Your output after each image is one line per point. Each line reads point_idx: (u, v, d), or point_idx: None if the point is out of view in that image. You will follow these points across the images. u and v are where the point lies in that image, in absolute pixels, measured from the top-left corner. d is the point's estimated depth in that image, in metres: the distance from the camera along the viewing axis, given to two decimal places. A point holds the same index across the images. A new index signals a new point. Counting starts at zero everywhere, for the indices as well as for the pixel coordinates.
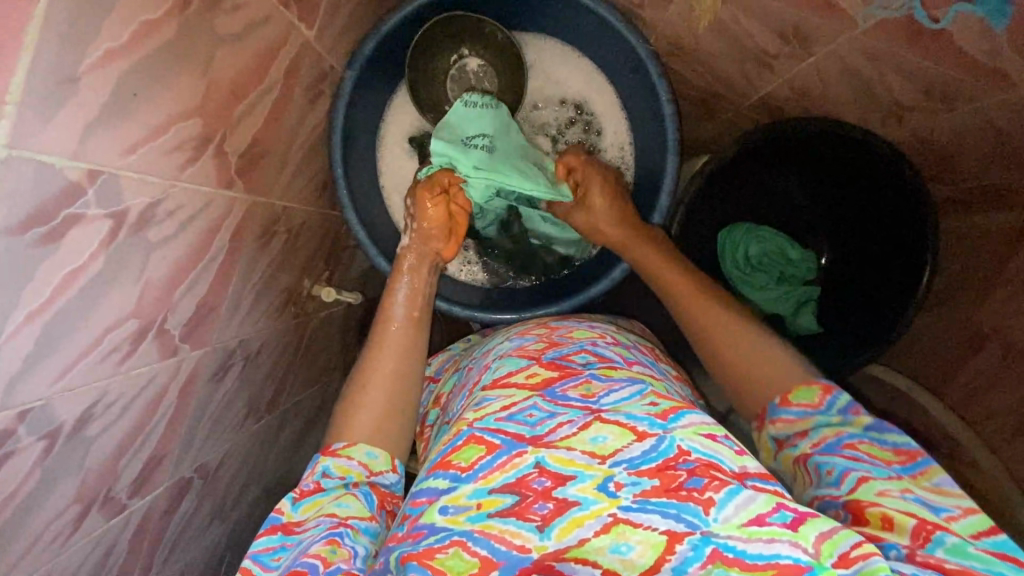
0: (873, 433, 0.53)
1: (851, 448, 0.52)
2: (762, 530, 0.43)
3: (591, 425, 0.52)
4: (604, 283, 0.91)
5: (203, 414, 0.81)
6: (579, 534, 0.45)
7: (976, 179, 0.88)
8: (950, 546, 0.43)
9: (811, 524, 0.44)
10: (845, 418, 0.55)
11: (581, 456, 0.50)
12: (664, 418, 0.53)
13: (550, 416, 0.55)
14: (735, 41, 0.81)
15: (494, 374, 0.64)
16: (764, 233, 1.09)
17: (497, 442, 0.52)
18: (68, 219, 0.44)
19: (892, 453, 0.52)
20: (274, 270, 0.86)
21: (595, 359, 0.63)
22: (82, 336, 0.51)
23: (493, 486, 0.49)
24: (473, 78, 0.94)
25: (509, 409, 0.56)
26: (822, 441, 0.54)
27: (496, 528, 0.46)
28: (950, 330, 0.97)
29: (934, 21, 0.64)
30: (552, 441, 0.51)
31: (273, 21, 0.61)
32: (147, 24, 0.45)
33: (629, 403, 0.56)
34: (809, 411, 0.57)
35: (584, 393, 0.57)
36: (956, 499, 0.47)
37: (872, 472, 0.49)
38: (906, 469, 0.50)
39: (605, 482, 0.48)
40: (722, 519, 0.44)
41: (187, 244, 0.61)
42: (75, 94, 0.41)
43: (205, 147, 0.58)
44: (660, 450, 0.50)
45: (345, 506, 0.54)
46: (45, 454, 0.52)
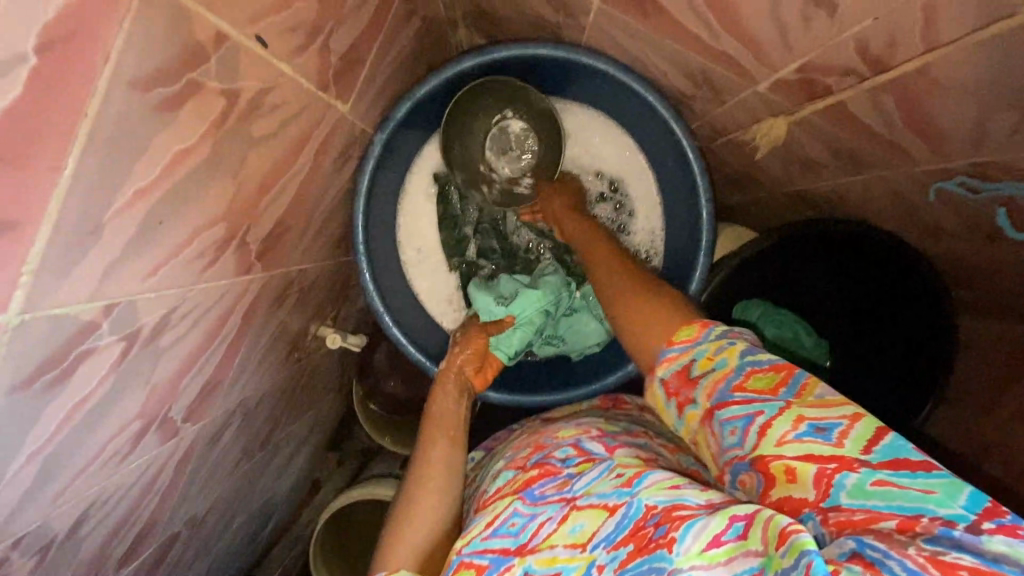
0: (750, 359, 0.48)
1: (739, 390, 0.46)
2: (720, 552, 0.40)
3: (568, 517, 0.51)
4: (620, 374, 0.86)
5: (197, 473, 0.78)
6: None
7: (999, 296, 0.86)
8: (852, 487, 0.39)
9: (758, 521, 0.40)
10: (722, 350, 0.50)
11: (564, 550, 0.48)
12: (629, 485, 0.50)
13: (530, 518, 0.53)
14: (785, 148, 0.78)
15: (485, 493, 0.62)
16: (780, 317, 1.08)
17: (485, 563, 0.51)
18: (78, 356, 0.41)
19: (772, 374, 0.46)
20: (282, 327, 0.83)
21: (574, 454, 0.60)
22: (85, 452, 0.48)
23: None
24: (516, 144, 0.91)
25: (492, 524, 0.54)
26: (713, 390, 0.48)
27: None
28: (954, 437, 0.99)
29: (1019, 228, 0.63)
30: (535, 546, 0.50)
31: (311, 108, 0.57)
32: (180, 153, 0.41)
33: (598, 483, 0.52)
34: (689, 347, 0.52)
35: (561, 486, 0.55)
36: (842, 407, 0.42)
37: (767, 413, 0.44)
38: (790, 389, 0.45)
39: (588, 569, 0.46)
40: (683, 552, 0.41)
41: (199, 336, 0.58)
42: (97, 242, 0.37)
43: (227, 245, 0.54)
44: (630, 515, 0.47)
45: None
46: (37, 566, 0.50)
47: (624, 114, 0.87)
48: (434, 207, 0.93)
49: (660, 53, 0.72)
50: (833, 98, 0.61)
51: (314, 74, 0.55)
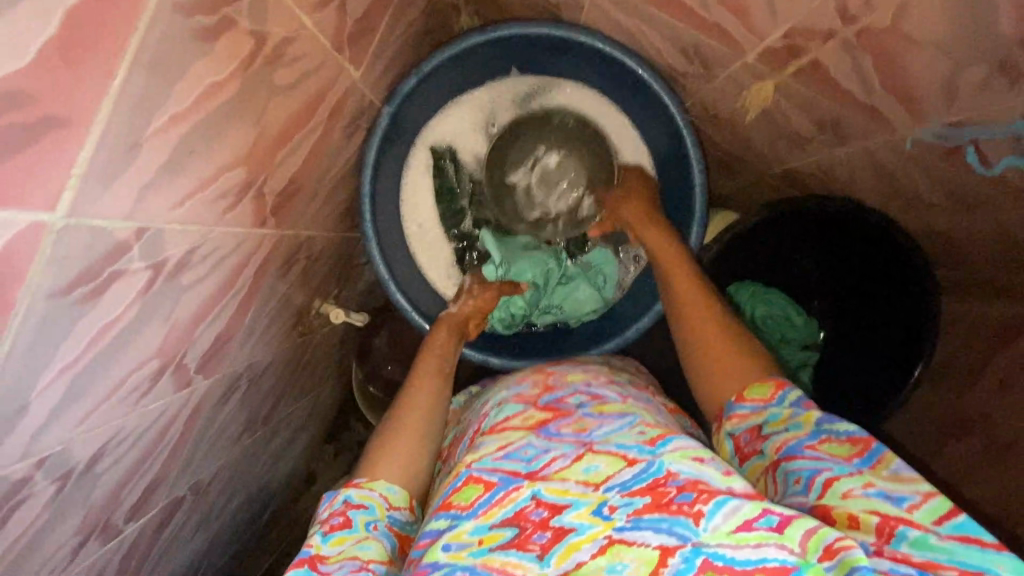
0: (827, 427, 0.53)
1: (812, 449, 0.52)
2: (750, 534, 0.44)
3: (583, 457, 0.53)
4: (618, 340, 0.93)
5: (203, 436, 0.80)
6: (576, 558, 0.46)
7: (984, 270, 0.90)
8: (912, 540, 0.43)
9: (796, 522, 0.44)
10: (796, 415, 0.55)
11: (575, 486, 0.51)
12: (652, 444, 0.53)
13: (544, 451, 0.55)
14: (773, 122, 0.82)
15: (491, 420, 0.64)
16: (769, 295, 1.12)
17: (494, 480, 0.53)
18: (111, 275, 0.43)
19: (848, 445, 0.51)
20: (288, 295, 0.85)
21: (588, 399, 0.64)
22: (107, 380, 0.50)
23: (493, 521, 0.50)
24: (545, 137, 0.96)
25: (505, 449, 0.56)
26: (782, 444, 0.54)
27: (497, 561, 0.47)
28: (942, 411, 1.03)
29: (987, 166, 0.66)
30: (546, 475, 0.52)
31: (327, 67, 0.61)
32: (212, 86, 0.44)
33: (619, 433, 0.56)
34: (763, 405, 0.58)
35: (577, 428, 0.58)
36: (915, 483, 0.47)
37: (836, 471, 0.49)
38: (865, 459, 0.50)
39: (599, 507, 0.49)
40: (711, 528, 0.45)
41: (215, 282, 0.60)
42: (136, 160, 0.40)
43: (246, 192, 0.57)
44: (650, 471, 0.50)
45: (367, 549, 0.55)
46: (56, 494, 0.51)
47: (618, 91, 0.91)
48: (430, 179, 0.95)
49: (654, 30, 0.77)
50: (816, 63, 0.65)
51: (331, 33, 0.58)
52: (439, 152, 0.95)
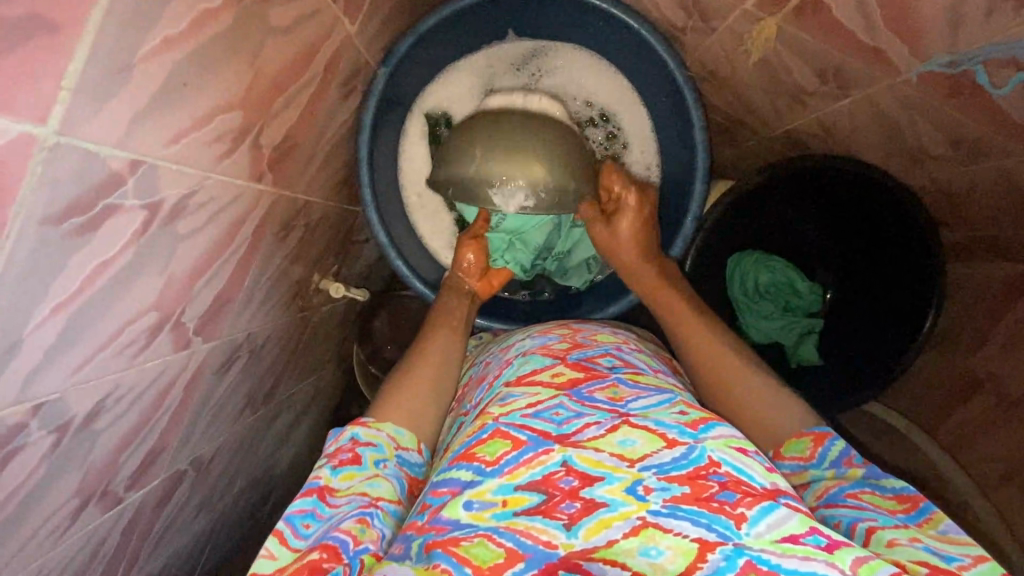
0: (872, 482, 0.54)
1: (855, 498, 0.52)
2: (797, 547, 0.43)
3: (619, 429, 0.52)
4: (619, 304, 0.93)
5: (204, 408, 0.78)
6: (607, 535, 0.44)
7: (989, 231, 0.90)
8: None
9: (847, 548, 0.43)
10: (841, 471, 0.56)
11: (609, 458, 0.49)
12: (694, 427, 0.52)
13: (576, 415, 0.54)
14: (773, 75, 0.81)
15: (516, 371, 0.63)
16: (773, 262, 1.11)
17: (523, 438, 0.51)
18: (105, 210, 0.42)
19: (894, 502, 0.52)
20: (287, 264, 0.84)
21: (621, 364, 0.63)
22: (103, 328, 0.48)
23: (519, 482, 0.48)
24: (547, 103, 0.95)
25: (535, 407, 0.55)
26: (825, 493, 0.54)
27: (521, 524, 0.45)
28: (946, 373, 1.02)
29: (996, 87, 0.63)
30: (579, 441, 0.51)
31: (322, 14, 0.60)
32: (205, 14, 0.43)
33: (658, 409, 0.54)
34: (802, 464, 0.58)
35: (611, 396, 0.56)
36: (966, 547, 0.46)
37: (879, 521, 0.49)
38: (911, 517, 0.50)
39: (634, 485, 0.47)
40: (754, 534, 0.43)
41: (212, 236, 0.58)
42: (128, 82, 0.39)
43: (242, 139, 0.56)
44: (691, 458, 0.49)
45: (377, 486, 0.54)
46: (53, 448, 0.50)
47: (618, 52, 0.89)
48: (426, 147, 0.95)
49: None
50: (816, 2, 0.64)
51: None
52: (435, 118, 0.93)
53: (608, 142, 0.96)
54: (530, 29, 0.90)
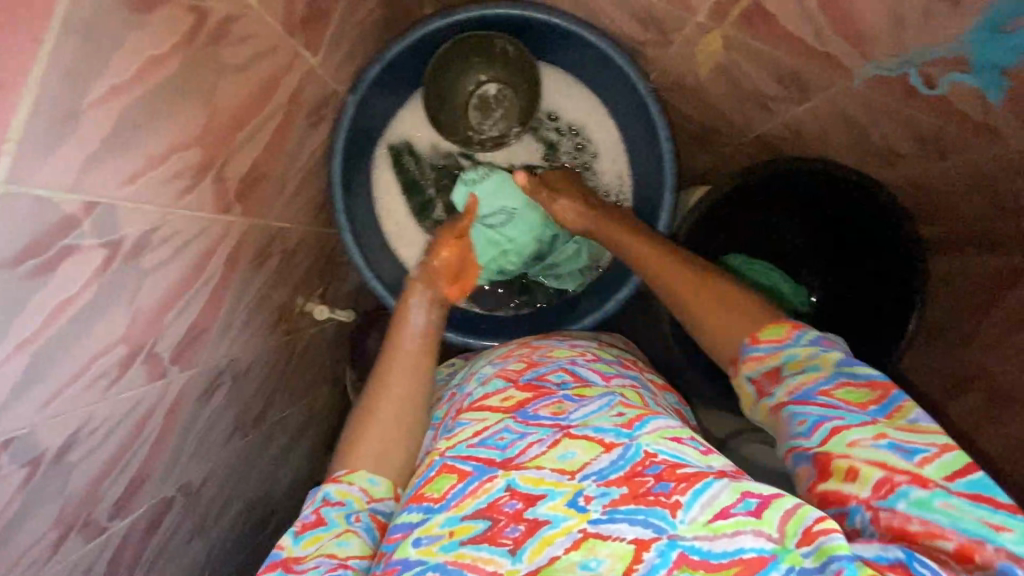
0: (845, 371, 0.50)
1: (825, 395, 0.49)
2: (726, 523, 0.44)
3: (559, 443, 0.52)
4: (598, 314, 0.95)
5: (189, 434, 0.79)
6: (550, 553, 0.45)
7: (969, 225, 0.88)
8: (915, 499, 0.42)
9: (774, 505, 0.44)
10: (814, 356, 0.52)
11: (551, 474, 0.49)
12: (629, 427, 0.53)
13: (520, 436, 0.53)
14: (734, 82, 0.83)
15: (471, 397, 0.62)
16: (757, 265, 1.10)
17: (468, 469, 0.51)
18: (61, 251, 0.44)
19: (867, 391, 0.49)
20: (267, 290, 0.86)
21: (571, 379, 0.61)
22: (69, 364, 0.50)
23: (465, 512, 0.49)
24: (496, 104, 0.96)
25: (481, 434, 0.54)
26: (797, 388, 0.51)
27: (468, 556, 0.46)
28: (940, 373, 0.99)
29: (930, 87, 0.66)
30: (522, 463, 0.51)
31: (279, 50, 0.62)
32: (153, 59, 0.45)
33: (597, 416, 0.54)
34: (777, 347, 0.55)
35: (555, 411, 0.56)
36: (933, 436, 0.45)
37: (847, 420, 0.47)
38: (882, 407, 0.47)
39: (575, 497, 0.48)
40: (688, 521, 0.44)
41: (181, 268, 0.60)
42: (75, 130, 0.41)
43: (204, 174, 0.58)
44: (627, 458, 0.50)
45: (346, 545, 0.55)
46: (26, 481, 0.51)
47: (582, 67, 0.91)
48: (392, 173, 0.97)
49: None
50: None
51: (279, 15, 0.60)
52: (396, 144, 0.96)
53: (576, 155, 0.97)
54: (498, 46, 0.91)
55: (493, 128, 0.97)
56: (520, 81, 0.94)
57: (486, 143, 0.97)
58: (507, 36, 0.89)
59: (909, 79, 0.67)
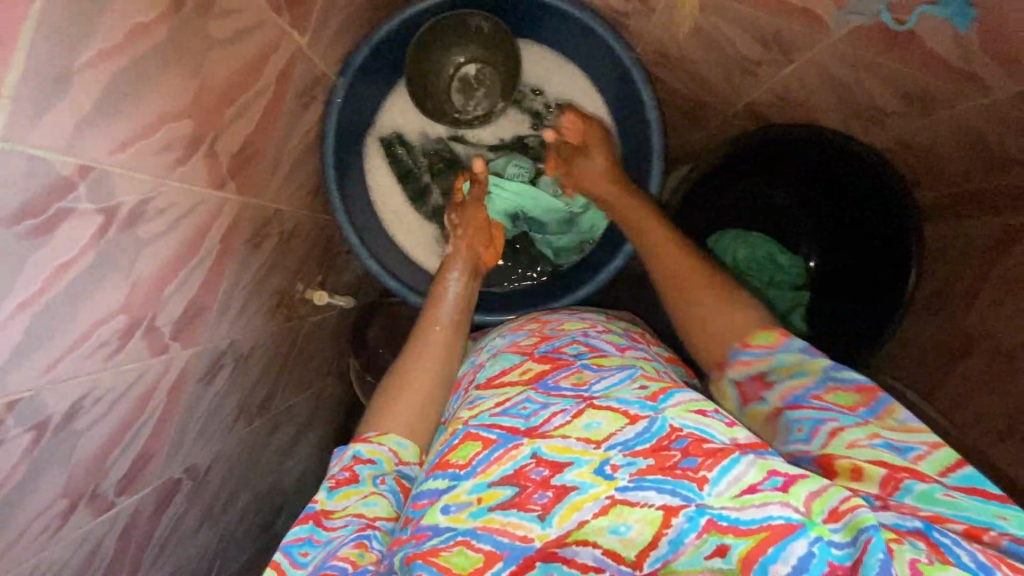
0: (833, 376, 0.54)
1: (817, 399, 0.53)
2: (755, 496, 0.44)
3: (584, 413, 0.53)
4: (592, 285, 0.95)
5: (193, 414, 0.81)
6: (578, 518, 0.46)
7: (959, 184, 0.89)
8: (919, 492, 0.44)
9: (801, 483, 0.44)
10: (804, 362, 0.56)
11: (577, 443, 0.50)
12: (654, 399, 0.53)
13: (542, 407, 0.55)
14: (715, 46, 0.84)
15: (485, 372, 0.65)
16: (752, 237, 1.10)
17: (492, 437, 0.53)
18: (58, 213, 0.46)
19: (856, 394, 0.52)
20: (264, 273, 0.87)
21: (586, 350, 0.64)
22: (71, 329, 0.52)
23: (491, 479, 0.49)
24: (477, 83, 0.97)
25: (503, 405, 0.56)
26: (790, 392, 0.55)
27: (497, 522, 0.47)
28: (945, 334, 0.97)
29: (900, 23, 0.66)
30: (546, 432, 0.52)
31: (266, 27, 0.64)
32: (141, 26, 0.47)
33: (620, 388, 0.56)
34: (768, 352, 0.59)
35: (575, 381, 0.58)
36: (922, 435, 0.48)
37: (840, 421, 0.50)
38: (871, 409, 0.51)
39: (601, 466, 0.48)
40: (716, 493, 0.45)
41: (177, 242, 0.62)
42: (67, 92, 0.43)
43: (197, 147, 0.59)
44: (653, 431, 0.50)
45: (374, 505, 0.55)
46: (32, 445, 0.53)
47: (567, 42, 0.93)
48: (385, 162, 0.99)
49: None
50: None
51: None
52: (387, 134, 0.98)
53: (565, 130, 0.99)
54: (473, 25, 0.92)
55: (478, 107, 0.98)
56: (498, 57, 0.95)
57: (475, 122, 0.98)
58: (480, 14, 0.90)
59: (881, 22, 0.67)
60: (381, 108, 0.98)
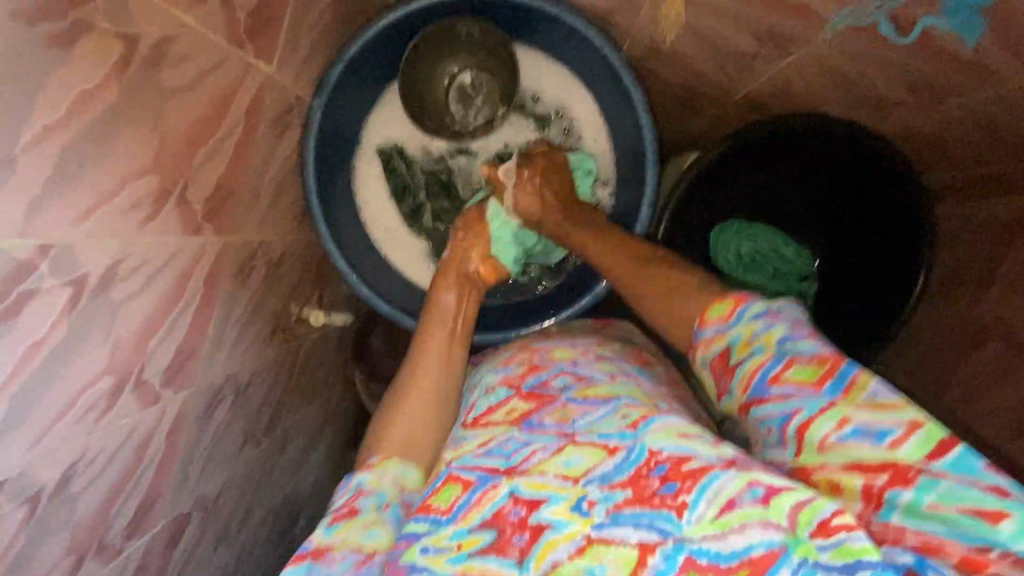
0: (791, 348, 0.47)
1: (778, 382, 0.46)
2: (733, 517, 0.41)
3: (563, 450, 0.50)
4: (590, 298, 0.92)
5: (196, 450, 0.79)
6: (552, 558, 0.44)
7: (972, 170, 0.84)
8: (904, 506, 0.39)
9: (785, 494, 0.41)
10: (758, 335, 0.49)
11: (555, 479, 0.48)
12: (634, 427, 0.50)
13: (525, 444, 0.52)
14: (708, 42, 0.79)
15: (477, 410, 0.60)
16: (755, 230, 1.05)
17: (473, 478, 0.51)
18: (23, 296, 0.45)
19: (815, 366, 0.45)
20: (258, 303, 0.84)
21: (573, 380, 0.59)
22: (54, 402, 0.52)
23: (472, 525, 0.48)
24: (474, 92, 0.93)
25: (486, 445, 0.54)
26: (749, 381, 0.48)
27: (477, 568, 0.46)
28: (956, 325, 0.91)
29: (903, 35, 0.66)
30: (526, 469, 0.50)
31: (227, 64, 0.61)
32: (87, 92, 0.46)
33: (603, 422, 0.52)
34: (723, 327, 0.52)
35: (560, 417, 0.54)
36: (897, 411, 0.41)
37: (806, 413, 0.44)
38: (835, 385, 0.44)
39: (578, 502, 0.46)
40: (695, 520, 0.43)
41: (157, 296, 0.61)
42: (14, 174, 0.42)
43: (166, 200, 0.58)
44: (632, 459, 0.47)
45: (375, 535, 0.53)
46: (28, 517, 0.54)
47: (551, 41, 0.88)
48: (382, 180, 0.97)
49: None
50: None
51: (222, 29, 0.59)
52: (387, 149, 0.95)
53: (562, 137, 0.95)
54: (464, 30, 0.87)
55: (478, 116, 0.94)
56: (495, 64, 0.91)
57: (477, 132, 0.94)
58: (471, 20, 0.86)
59: (880, 30, 0.67)
60: (365, 123, 0.94)
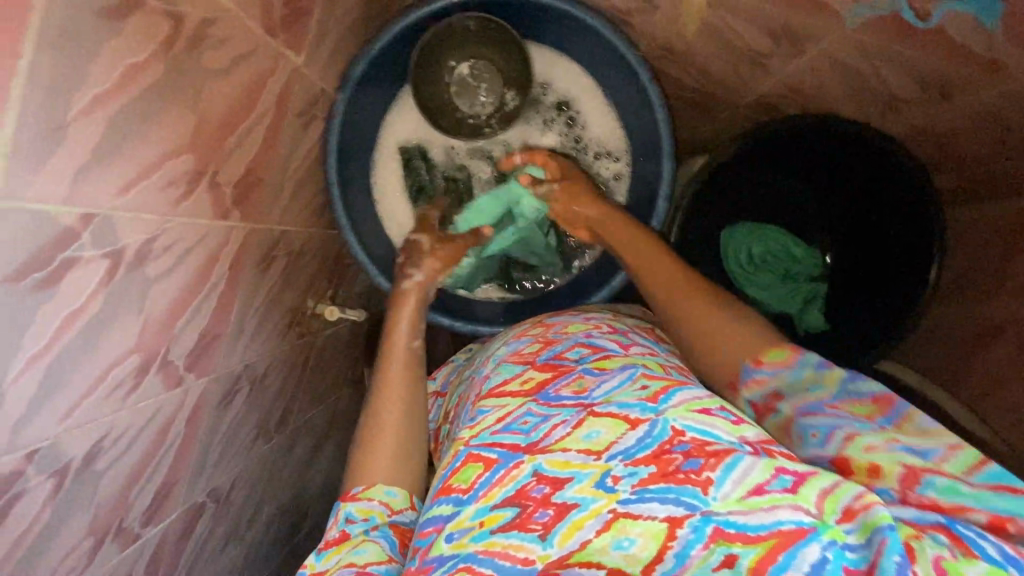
0: (852, 388, 0.49)
1: (833, 408, 0.48)
2: (761, 499, 0.40)
3: (584, 422, 0.49)
4: (603, 292, 0.95)
5: (213, 439, 0.78)
6: (580, 537, 0.43)
7: (981, 169, 0.85)
8: (943, 486, 0.41)
9: (811, 483, 0.41)
10: (820, 374, 0.51)
11: (577, 456, 0.47)
12: (655, 400, 0.48)
13: (543, 419, 0.51)
14: (724, 41, 0.82)
15: (491, 382, 0.60)
16: (766, 231, 1.06)
17: (494, 456, 0.49)
18: (65, 262, 0.46)
19: (872, 405, 0.47)
20: (277, 293, 0.84)
21: (590, 352, 0.58)
22: (84, 375, 0.52)
23: (494, 502, 0.46)
24: (478, 81, 0.94)
25: (503, 420, 0.52)
26: (803, 403, 0.50)
27: (499, 545, 0.44)
28: (967, 322, 0.92)
29: (923, 19, 0.65)
30: (547, 446, 0.48)
31: (260, 52, 0.63)
32: (134, 68, 0.47)
33: (620, 391, 0.51)
34: (783, 370, 0.53)
35: (576, 389, 0.53)
36: (942, 436, 0.44)
37: (857, 427, 0.46)
38: (889, 417, 0.46)
39: (602, 478, 0.45)
40: (721, 497, 0.41)
41: (186, 275, 0.61)
42: (64, 143, 0.43)
43: (199, 180, 0.59)
44: (654, 435, 0.46)
45: (364, 553, 0.54)
46: (55, 491, 0.54)
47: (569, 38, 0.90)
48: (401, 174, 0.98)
49: None
50: None
51: (258, 17, 0.60)
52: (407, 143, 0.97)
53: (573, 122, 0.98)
54: (462, 23, 0.88)
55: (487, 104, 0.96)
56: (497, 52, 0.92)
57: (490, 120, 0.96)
58: (467, 14, 0.87)
59: (902, 16, 0.66)
60: (382, 122, 0.96)
